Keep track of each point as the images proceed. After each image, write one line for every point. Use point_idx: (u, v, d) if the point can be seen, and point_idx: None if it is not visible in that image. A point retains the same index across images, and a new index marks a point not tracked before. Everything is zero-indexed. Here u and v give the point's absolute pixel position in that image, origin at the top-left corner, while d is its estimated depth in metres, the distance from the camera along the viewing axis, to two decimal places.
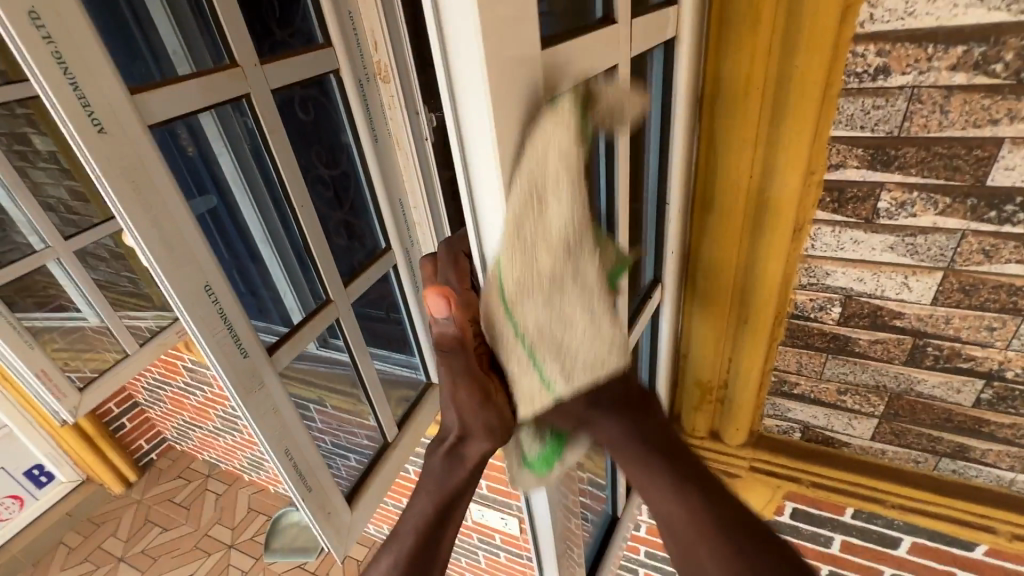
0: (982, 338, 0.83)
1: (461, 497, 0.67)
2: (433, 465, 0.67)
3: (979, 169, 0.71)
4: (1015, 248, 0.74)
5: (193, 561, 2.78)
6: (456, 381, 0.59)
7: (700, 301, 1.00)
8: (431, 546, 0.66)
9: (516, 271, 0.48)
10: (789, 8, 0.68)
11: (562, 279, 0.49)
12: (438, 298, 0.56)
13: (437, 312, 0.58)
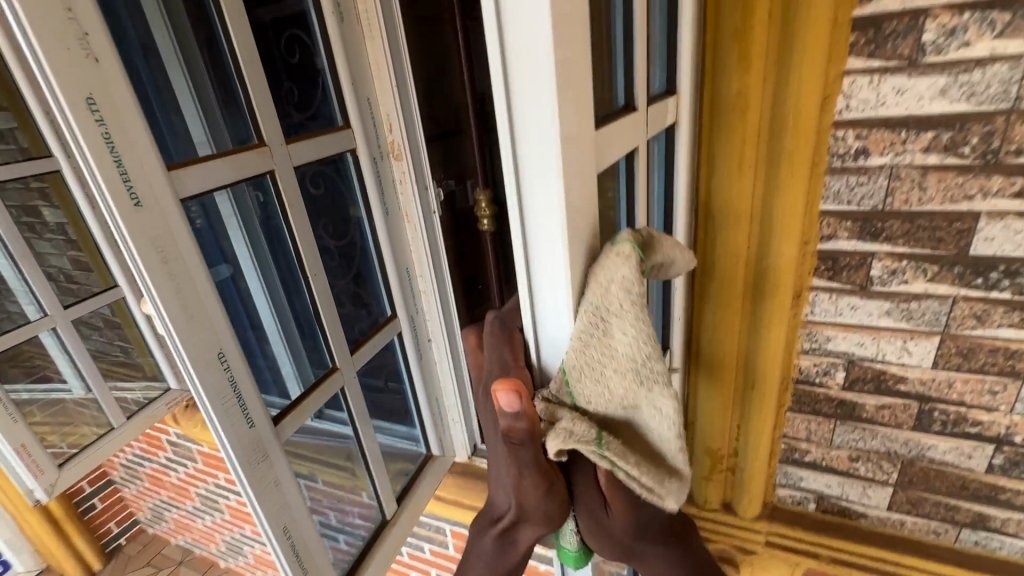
0: (986, 401, 0.84)
1: None
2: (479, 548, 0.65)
3: (961, 240, 0.76)
4: (1005, 313, 0.77)
5: None
6: (522, 473, 0.56)
7: (706, 369, 1.01)
8: None
9: (580, 362, 0.53)
10: (773, 104, 0.77)
11: (610, 340, 0.53)
12: (513, 395, 0.52)
13: (499, 399, 0.53)
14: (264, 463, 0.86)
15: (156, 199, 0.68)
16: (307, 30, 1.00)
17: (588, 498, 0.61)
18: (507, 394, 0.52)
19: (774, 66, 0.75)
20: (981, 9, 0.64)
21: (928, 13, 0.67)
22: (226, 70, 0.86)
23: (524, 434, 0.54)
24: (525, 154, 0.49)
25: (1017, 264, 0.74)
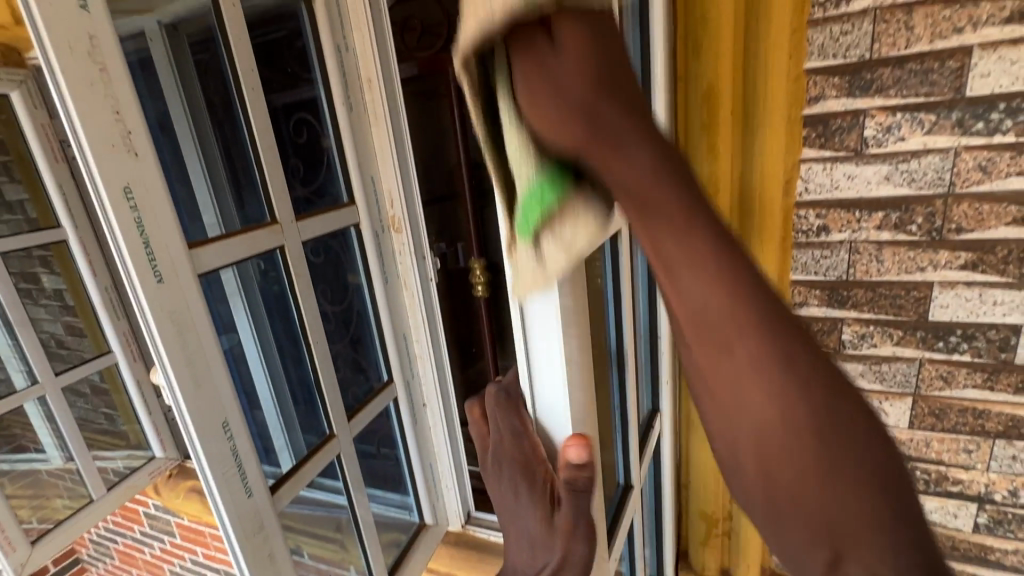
0: (964, 460, 0.87)
1: None
2: None
3: (920, 307, 0.83)
4: (968, 374, 0.83)
5: None
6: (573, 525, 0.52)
7: (697, 429, 1.06)
8: None
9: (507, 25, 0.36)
10: (741, 182, 0.87)
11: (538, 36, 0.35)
12: (585, 448, 0.51)
13: (569, 453, 0.51)
14: (260, 534, 0.85)
15: (176, 277, 0.73)
16: (315, 115, 1.11)
17: (620, 154, 0.32)
18: (580, 448, 0.51)
19: (739, 151, 0.85)
20: (910, 111, 0.75)
21: (866, 113, 0.77)
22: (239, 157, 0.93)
23: (587, 475, 0.51)
24: None
25: (972, 329, 0.81)
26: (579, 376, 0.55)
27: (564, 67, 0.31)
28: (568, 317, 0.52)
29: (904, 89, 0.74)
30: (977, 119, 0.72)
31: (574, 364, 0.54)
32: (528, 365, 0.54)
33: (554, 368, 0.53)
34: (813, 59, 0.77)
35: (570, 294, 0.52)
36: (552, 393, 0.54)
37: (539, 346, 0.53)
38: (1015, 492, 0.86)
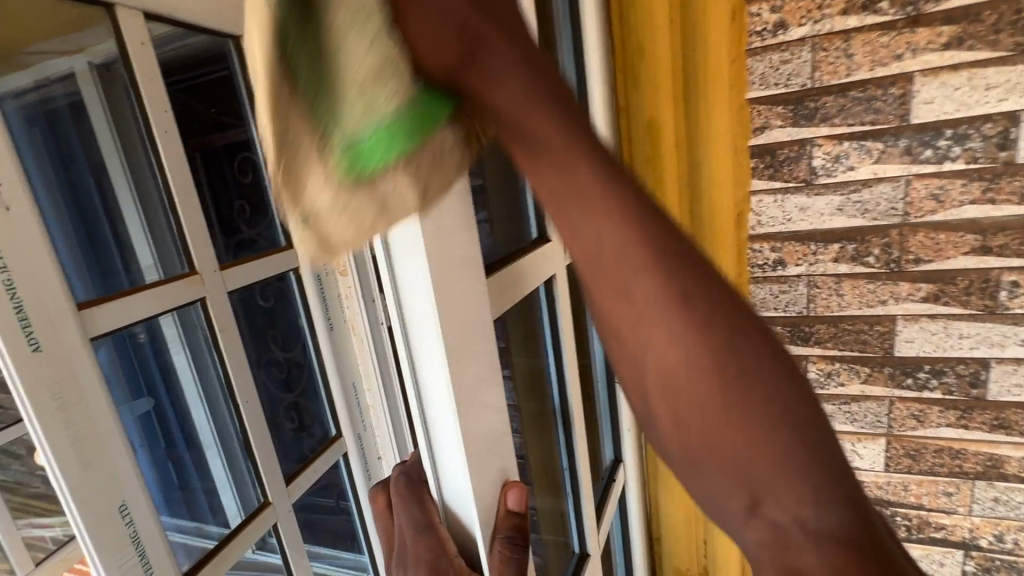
0: (944, 504, 0.82)
1: None
2: None
3: (885, 342, 0.78)
4: (941, 412, 0.78)
5: None
6: None
7: (664, 481, 0.97)
8: None
9: None
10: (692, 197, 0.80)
11: None
12: (526, 492, 0.43)
13: (509, 501, 0.42)
14: None
15: (57, 343, 0.64)
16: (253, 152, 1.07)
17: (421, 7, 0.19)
18: (519, 489, 0.42)
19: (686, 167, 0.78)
20: (857, 139, 0.72)
21: (814, 142, 0.74)
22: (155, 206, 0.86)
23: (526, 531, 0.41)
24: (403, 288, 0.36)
25: (941, 364, 0.76)
26: (490, 452, 0.41)
27: (652, 294, 0.24)
28: (470, 377, 0.39)
29: (849, 117, 0.71)
30: (925, 146, 0.69)
31: (483, 439, 0.40)
32: (427, 447, 0.39)
33: (459, 451, 0.38)
34: (755, 88, 0.74)
35: (469, 346, 0.39)
36: (456, 472, 0.39)
37: (438, 423, 0.38)
38: (1001, 537, 0.80)
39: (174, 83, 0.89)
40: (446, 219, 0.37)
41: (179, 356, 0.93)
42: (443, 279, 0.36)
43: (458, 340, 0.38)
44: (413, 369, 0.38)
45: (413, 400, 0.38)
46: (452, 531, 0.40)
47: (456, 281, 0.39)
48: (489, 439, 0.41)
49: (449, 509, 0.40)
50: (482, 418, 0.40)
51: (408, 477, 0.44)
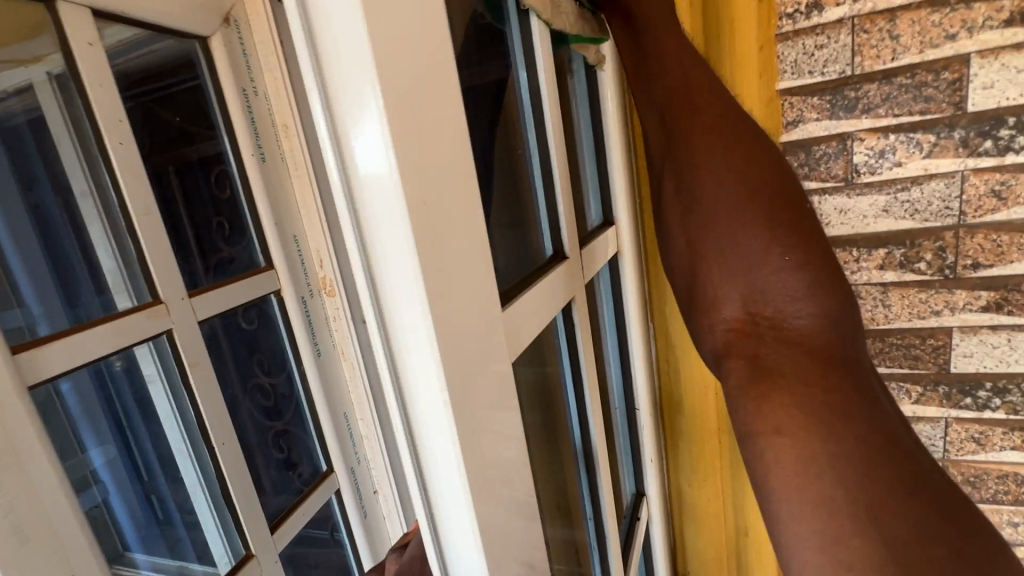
0: (1010, 535, 0.73)
1: None
2: None
3: (939, 358, 0.70)
4: (1005, 434, 0.70)
5: None
6: None
7: (691, 515, 0.87)
8: None
9: None
10: None
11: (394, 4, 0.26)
12: None
13: None
14: None
15: None
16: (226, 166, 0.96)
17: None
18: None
19: None
20: (904, 131, 0.64)
21: (854, 136, 0.65)
22: (126, 227, 0.74)
23: None
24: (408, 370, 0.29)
25: (1004, 381, 0.68)
26: (506, 539, 0.35)
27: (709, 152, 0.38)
28: (482, 458, 0.32)
29: (895, 106, 0.63)
30: (985, 136, 0.61)
31: (499, 526, 0.34)
32: (433, 548, 0.33)
33: (475, 551, 0.32)
34: (786, 77, 0.66)
35: (483, 419, 0.33)
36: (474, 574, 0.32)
37: (446, 517, 0.32)
38: None
39: (144, 94, 0.81)
40: (455, 270, 0.31)
41: (162, 404, 0.81)
42: (454, 346, 0.30)
43: (472, 419, 0.31)
44: (416, 456, 0.31)
45: (415, 493, 0.32)
46: None
47: (471, 341, 0.32)
48: (504, 524, 0.34)
49: None
50: (496, 503, 0.34)
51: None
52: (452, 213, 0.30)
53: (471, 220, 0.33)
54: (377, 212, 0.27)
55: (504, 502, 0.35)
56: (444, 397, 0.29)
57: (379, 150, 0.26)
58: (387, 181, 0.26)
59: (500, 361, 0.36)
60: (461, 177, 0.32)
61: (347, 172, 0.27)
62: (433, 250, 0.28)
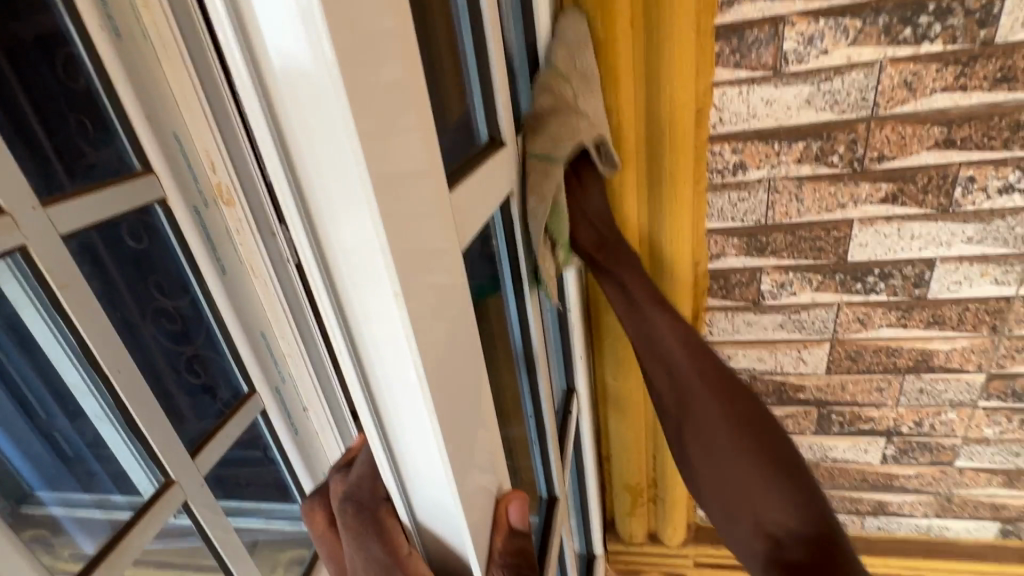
0: (876, 398, 0.85)
1: None
2: None
3: (840, 248, 0.75)
4: (884, 314, 0.78)
5: None
6: None
7: (613, 403, 0.93)
8: None
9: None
10: (648, 72, 0.64)
11: None
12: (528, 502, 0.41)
13: (510, 518, 0.40)
14: None
15: None
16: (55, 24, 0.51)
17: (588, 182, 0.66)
18: (521, 500, 0.41)
19: None
20: (834, 15, 0.62)
21: (786, 20, 0.63)
22: None
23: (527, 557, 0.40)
24: (346, 264, 0.28)
25: (890, 267, 0.75)
26: (460, 436, 0.34)
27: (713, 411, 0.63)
28: (433, 353, 0.31)
29: None
30: (906, 23, 0.61)
31: (452, 425, 0.33)
32: (386, 440, 0.33)
33: (431, 447, 0.32)
34: None
35: (432, 311, 0.31)
36: (429, 467, 0.33)
37: (397, 414, 0.32)
38: (920, 422, 0.86)
39: None
40: (395, 146, 0.27)
41: (37, 326, 0.51)
42: (398, 232, 0.27)
43: (423, 318, 0.30)
44: (362, 348, 0.30)
45: (364, 387, 0.31)
46: (422, 542, 0.37)
47: (416, 234, 0.29)
48: (455, 424, 0.33)
49: (413, 510, 0.35)
50: (449, 399, 0.33)
51: (356, 503, 0.39)
52: (391, 97, 0.27)
53: (409, 89, 0.28)
54: (296, 73, 0.24)
55: (456, 400, 0.34)
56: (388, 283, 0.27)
57: (298, 16, 0.22)
58: (305, 51, 0.23)
59: (448, 256, 0.33)
60: (396, 54, 0.27)
61: (256, 53, 0.24)
62: (369, 120, 0.25)
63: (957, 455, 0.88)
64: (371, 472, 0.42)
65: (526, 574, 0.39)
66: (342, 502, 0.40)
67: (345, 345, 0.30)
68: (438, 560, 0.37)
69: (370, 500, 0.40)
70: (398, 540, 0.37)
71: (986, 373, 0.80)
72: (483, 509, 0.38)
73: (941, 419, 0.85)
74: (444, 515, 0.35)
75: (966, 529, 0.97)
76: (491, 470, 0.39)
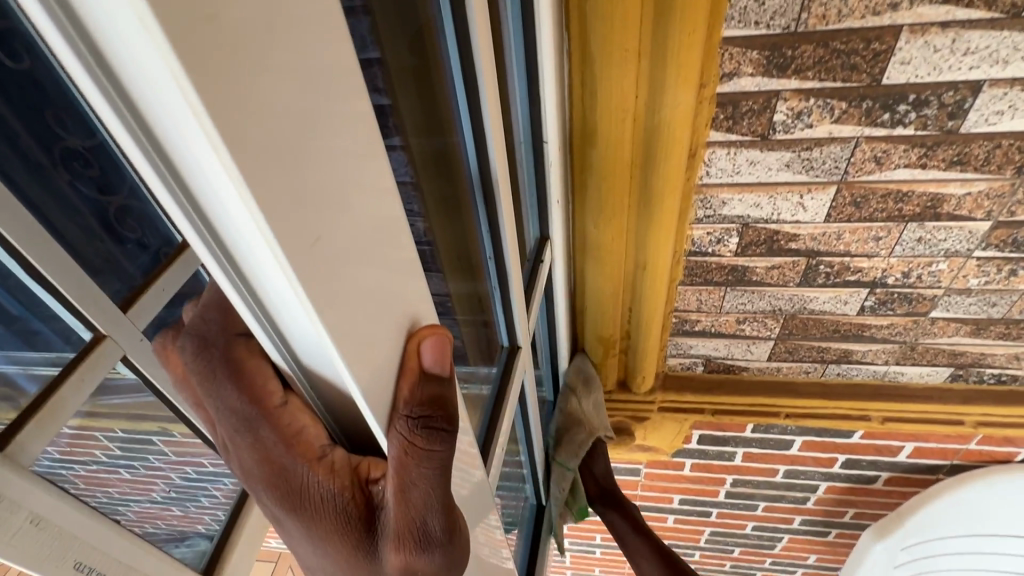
0: (870, 249, 0.80)
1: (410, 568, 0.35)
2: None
3: (875, 67, 0.62)
4: (905, 152, 0.69)
5: None
6: (411, 489, 0.32)
7: (593, 253, 0.84)
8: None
9: None
10: None
11: None
12: (446, 340, 0.32)
13: (422, 361, 0.31)
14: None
15: None
16: None
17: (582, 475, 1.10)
18: (436, 340, 0.32)
19: None
20: None
21: None
22: None
23: (447, 412, 0.32)
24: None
25: (927, 93, 0.63)
26: (339, 277, 0.25)
27: None
28: (278, 176, 0.21)
29: None
30: None
31: (317, 262, 0.24)
32: (241, 282, 0.24)
33: (289, 295, 0.23)
34: None
35: (276, 116, 0.20)
36: (297, 318, 0.25)
37: (246, 251, 0.22)
38: (908, 273, 0.83)
39: None
40: None
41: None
42: None
43: (250, 108, 0.19)
44: (169, 159, 0.19)
45: (191, 216, 0.21)
46: (308, 383, 0.29)
47: None
48: (327, 264, 0.24)
49: (294, 355, 0.27)
50: (314, 230, 0.23)
51: (199, 340, 0.31)
52: None
53: None
54: None
55: (334, 229, 0.24)
56: (165, 67, 0.16)
57: None
58: None
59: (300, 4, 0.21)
60: None
61: None
62: None
63: (934, 306, 0.87)
64: (219, 298, 0.32)
65: (442, 424, 0.31)
66: (181, 338, 0.32)
67: (141, 153, 0.19)
68: (336, 409, 0.31)
69: (220, 339, 0.31)
70: (270, 389, 0.30)
71: (993, 222, 0.74)
72: (389, 352, 0.30)
73: (931, 270, 0.82)
74: (333, 373, 0.28)
75: (919, 375, 1.01)
76: (407, 313, 0.31)
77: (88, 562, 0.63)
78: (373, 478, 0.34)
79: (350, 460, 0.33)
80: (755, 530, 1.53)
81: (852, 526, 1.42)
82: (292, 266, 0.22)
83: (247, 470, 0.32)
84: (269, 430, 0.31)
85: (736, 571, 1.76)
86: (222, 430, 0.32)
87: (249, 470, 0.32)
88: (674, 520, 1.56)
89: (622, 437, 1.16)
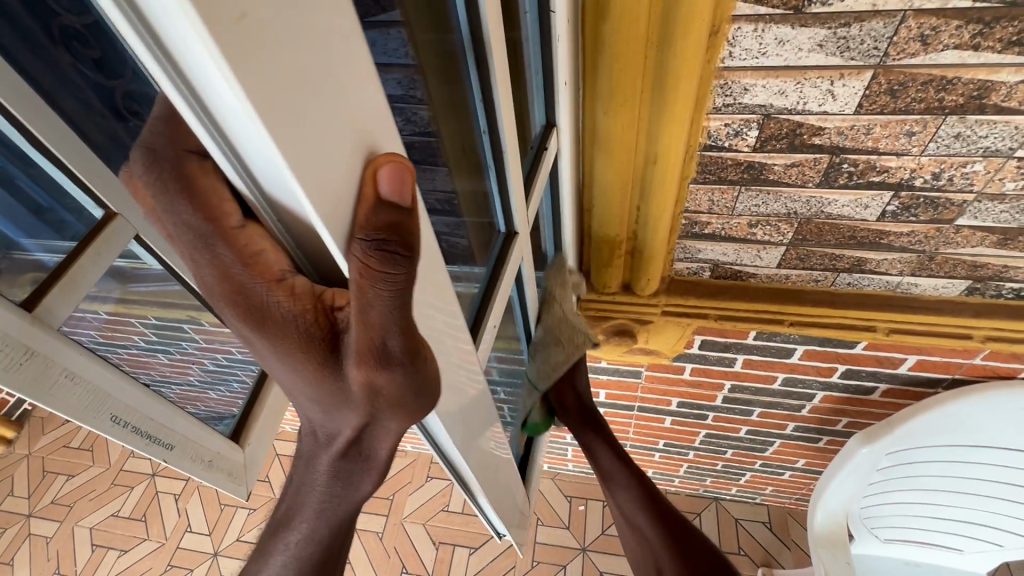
0: (901, 146, 0.75)
1: (372, 386, 0.39)
2: (320, 401, 0.42)
3: None
4: (957, 29, 0.61)
5: (90, 471, 2.47)
6: (369, 311, 0.33)
7: (603, 142, 0.80)
8: (342, 396, 0.40)
9: None
10: None
11: None
12: (405, 168, 0.31)
13: (377, 186, 0.30)
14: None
15: None
16: None
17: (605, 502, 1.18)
18: (394, 168, 0.30)
19: None
20: None
21: None
22: None
23: (405, 239, 0.31)
24: None
25: None
26: (278, 71, 0.23)
27: None
28: None
29: None
30: None
31: (247, 44, 0.21)
32: (157, 50, 0.21)
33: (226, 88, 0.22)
34: None
35: None
36: (238, 118, 0.23)
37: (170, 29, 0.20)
38: (938, 175, 0.77)
39: None
40: None
41: None
42: None
43: None
44: None
45: None
46: (256, 202, 0.30)
47: None
48: (256, 48, 0.22)
49: (244, 163, 0.27)
50: (237, 4, 0.20)
51: (148, 151, 0.31)
52: None
53: None
54: None
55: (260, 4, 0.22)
56: None
57: None
58: None
59: None
60: None
61: None
62: None
63: (962, 214, 0.82)
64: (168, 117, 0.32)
65: (398, 251, 0.31)
66: (135, 155, 0.32)
67: None
68: (298, 230, 0.31)
69: (168, 153, 0.31)
70: (225, 210, 0.32)
71: None
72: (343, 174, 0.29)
73: (964, 172, 0.76)
74: (286, 186, 0.27)
75: (933, 287, 0.98)
76: (362, 135, 0.30)
77: (124, 416, 0.70)
78: (336, 305, 0.35)
79: (314, 289, 0.35)
80: (748, 433, 1.60)
81: (843, 434, 1.47)
82: (216, 43, 0.20)
83: (211, 287, 0.35)
84: (225, 248, 0.33)
85: (728, 469, 1.87)
86: (183, 247, 0.34)
87: (212, 287, 0.35)
88: (672, 421, 1.64)
89: (624, 338, 1.17)
